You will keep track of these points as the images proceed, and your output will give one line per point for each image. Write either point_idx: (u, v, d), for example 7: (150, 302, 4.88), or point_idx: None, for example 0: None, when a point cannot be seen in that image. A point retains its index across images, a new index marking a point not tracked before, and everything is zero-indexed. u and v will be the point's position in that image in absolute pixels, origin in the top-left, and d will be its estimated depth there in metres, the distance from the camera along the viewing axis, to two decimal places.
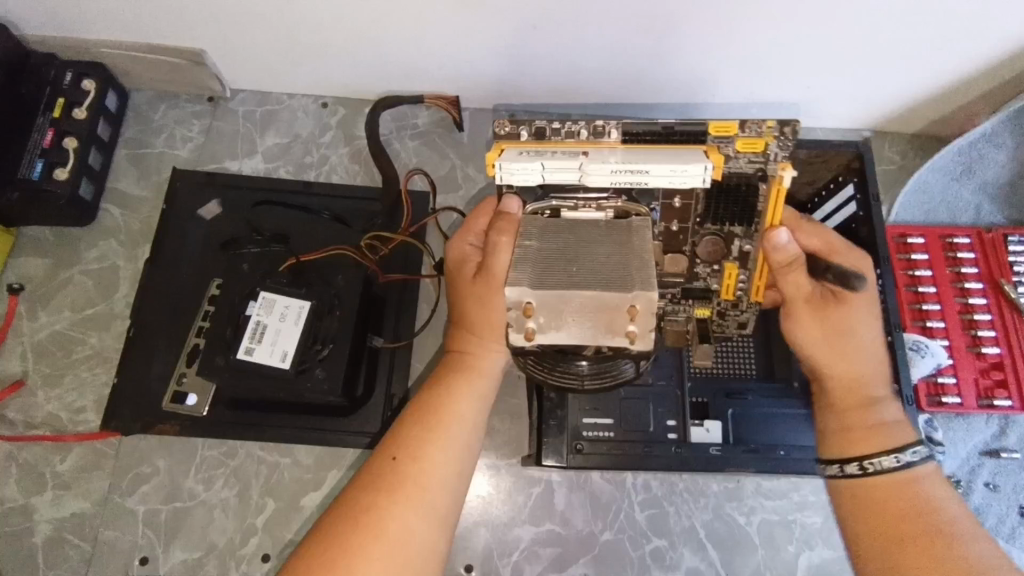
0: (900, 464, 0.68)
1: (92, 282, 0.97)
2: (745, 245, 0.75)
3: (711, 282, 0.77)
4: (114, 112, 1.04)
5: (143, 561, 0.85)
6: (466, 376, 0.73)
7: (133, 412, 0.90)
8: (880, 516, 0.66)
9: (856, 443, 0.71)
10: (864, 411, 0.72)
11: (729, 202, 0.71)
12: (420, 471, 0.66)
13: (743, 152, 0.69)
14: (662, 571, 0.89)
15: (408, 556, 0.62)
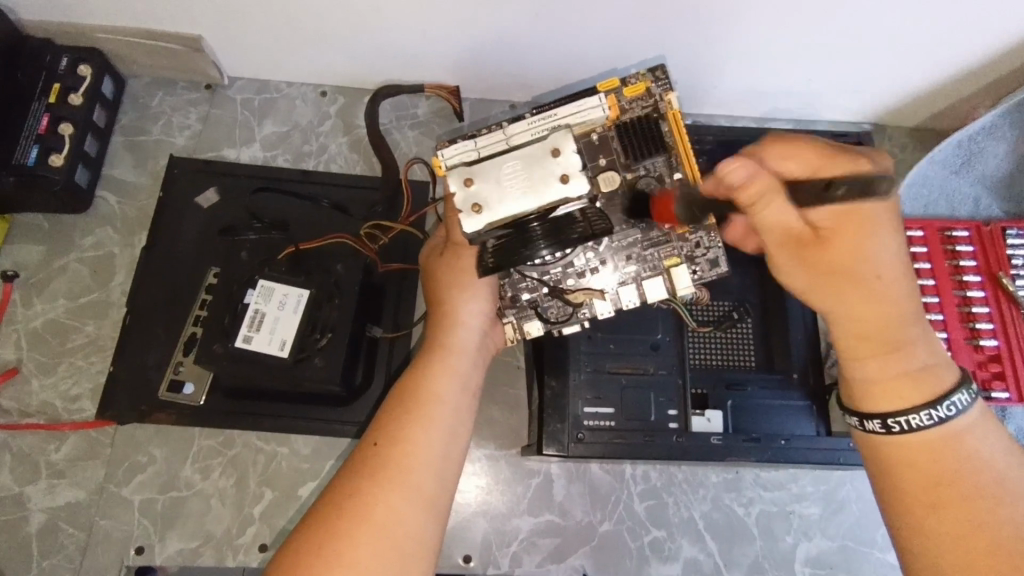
0: (936, 423, 0.59)
1: (88, 270, 0.96)
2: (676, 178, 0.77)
3: (666, 226, 0.77)
4: (111, 98, 1.02)
5: (139, 551, 0.84)
6: (445, 357, 0.74)
7: (128, 401, 0.89)
8: (921, 489, 0.58)
9: (884, 397, 0.61)
10: (886, 359, 0.62)
11: (644, 142, 0.75)
12: (404, 454, 0.66)
13: (631, 100, 0.77)
14: (661, 562, 0.90)
15: (395, 539, 0.61)
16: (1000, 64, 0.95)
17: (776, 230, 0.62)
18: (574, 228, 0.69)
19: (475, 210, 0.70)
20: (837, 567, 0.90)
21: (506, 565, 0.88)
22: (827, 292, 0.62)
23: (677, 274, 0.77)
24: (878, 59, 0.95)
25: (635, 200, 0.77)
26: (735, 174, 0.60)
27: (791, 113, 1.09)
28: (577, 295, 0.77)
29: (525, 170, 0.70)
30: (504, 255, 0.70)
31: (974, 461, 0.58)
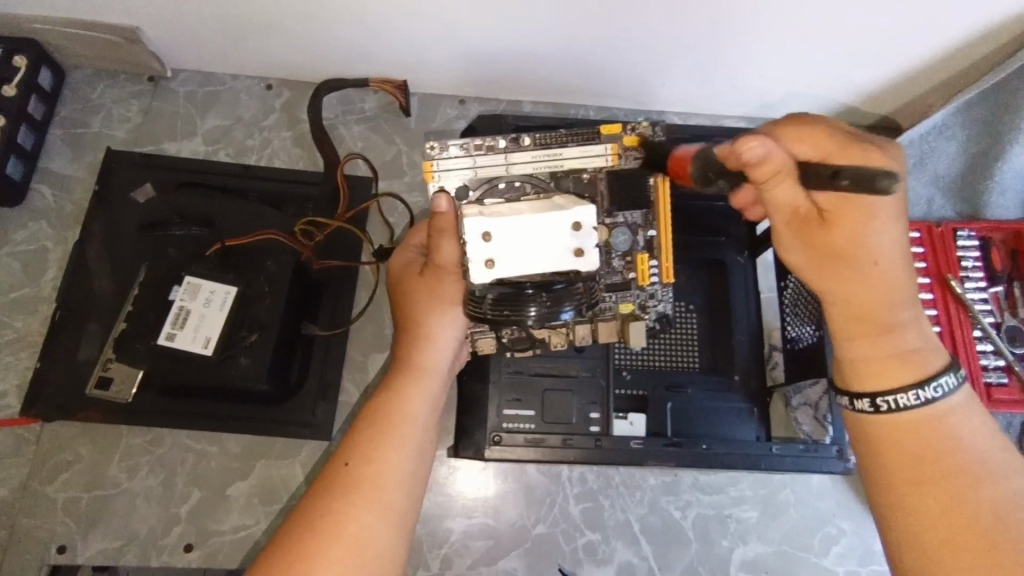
0: (921, 403, 0.53)
1: (20, 264, 0.95)
2: (649, 233, 0.72)
3: (628, 274, 0.72)
4: (50, 90, 1.01)
5: (61, 550, 0.83)
6: (419, 377, 0.69)
7: (54, 398, 0.88)
8: (909, 471, 0.52)
9: (874, 378, 0.55)
10: (875, 342, 0.55)
11: (629, 191, 0.71)
12: (375, 473, 0.61)
13: (629, 148, 0.70)
14: (595, 565, 0.88)
15: (371, 563, 0.57)
16: (951, 65, 0.92)
17: (780, 209, 0.55)
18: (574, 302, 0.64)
19: (487, 265, 0.62)
20: (774, 571, 0.88)
21: (436, 568, 0.87)
22: (825, 267, 0.55)
23: (637, 329, 0.72)
24: (828, 58, 0.92)
25: (608, 246, 0.71)
26: (757, 152, 0.51)
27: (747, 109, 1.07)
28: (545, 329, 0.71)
29: (538, 235, 0.63)
30: (498, 314, 0.63)
31: (961, 442, 0.52)
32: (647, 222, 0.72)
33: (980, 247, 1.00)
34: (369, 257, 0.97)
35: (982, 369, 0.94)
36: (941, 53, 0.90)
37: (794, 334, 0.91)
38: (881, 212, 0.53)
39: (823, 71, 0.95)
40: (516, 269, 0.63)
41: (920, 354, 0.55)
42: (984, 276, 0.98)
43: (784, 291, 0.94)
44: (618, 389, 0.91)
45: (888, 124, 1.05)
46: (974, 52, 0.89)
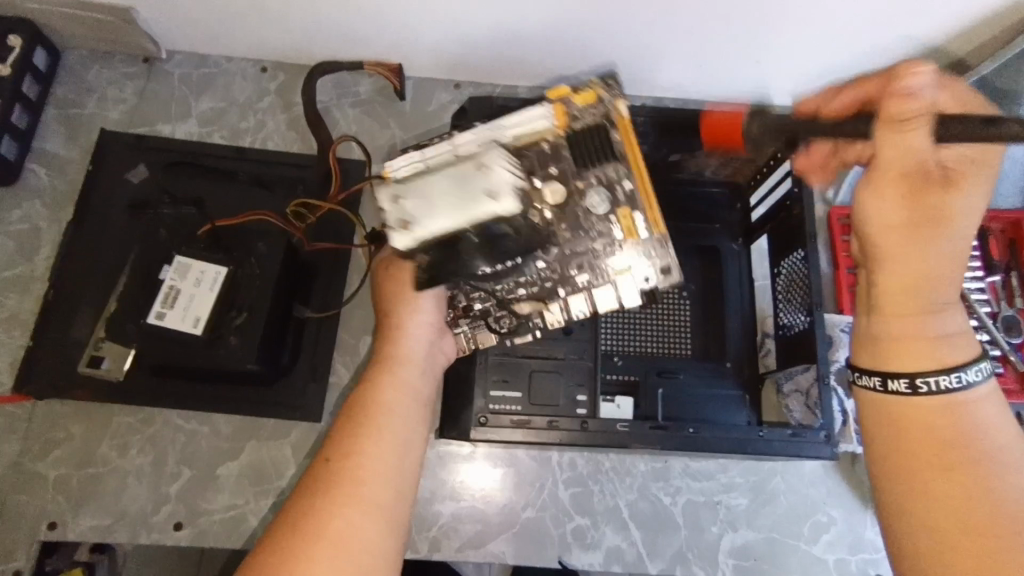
0: (958, 386, 0.51)
1: (13, 243, 0.95)
2: (628, 186, 0.68)
3: (615, 232, 0.69)
4: (44, 70, 1.00)
5: (51, 527, 0.84)
6: (396, 372, 0.69)
7: (46, 376, 0.88)
8: (935, 460, 0.50)
9: (906, 356, 0.53)
10: (920, 318, 0.54)
11: (592, 152, 0.66)
12: (355, 466, 0.60)
13: (583, 107, 0.66)
14: (583, 550, 0.88)
15: (354, 554, 0.55)
16: (954, 50, 0.90)
17: (898, 159, 0.53)
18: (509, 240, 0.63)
19: (403, 229, 0.60)
20: (762, 558, 0.88)
21: (424, 550, 0.87)
22: (916, 230, 0.54)
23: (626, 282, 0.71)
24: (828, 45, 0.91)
25: (588, 210, 0.68)
26: (921, 87, 0.53)
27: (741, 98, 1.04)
28: (524, 304, 0.74)
29: (447, 189, 0.60)
30: (436, 270, 0.65)
31: (987, 431, 0.51)
32: (625, 173, 0.67)
33: (978, 236, 0.99)
34: (361, 240, 0.97)
35: None
36: (942, 40, 0.88)
37: (786, 321, 0.91)
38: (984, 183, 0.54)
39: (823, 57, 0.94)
40: (431, 226, 0.60)
41: (951, 341, 0.53)
42: (981, 265, 0.97)
43: (776, 279, 0.95)
44: (610, 375, 0.91)
45: None
46: (977, 36, 0.88)
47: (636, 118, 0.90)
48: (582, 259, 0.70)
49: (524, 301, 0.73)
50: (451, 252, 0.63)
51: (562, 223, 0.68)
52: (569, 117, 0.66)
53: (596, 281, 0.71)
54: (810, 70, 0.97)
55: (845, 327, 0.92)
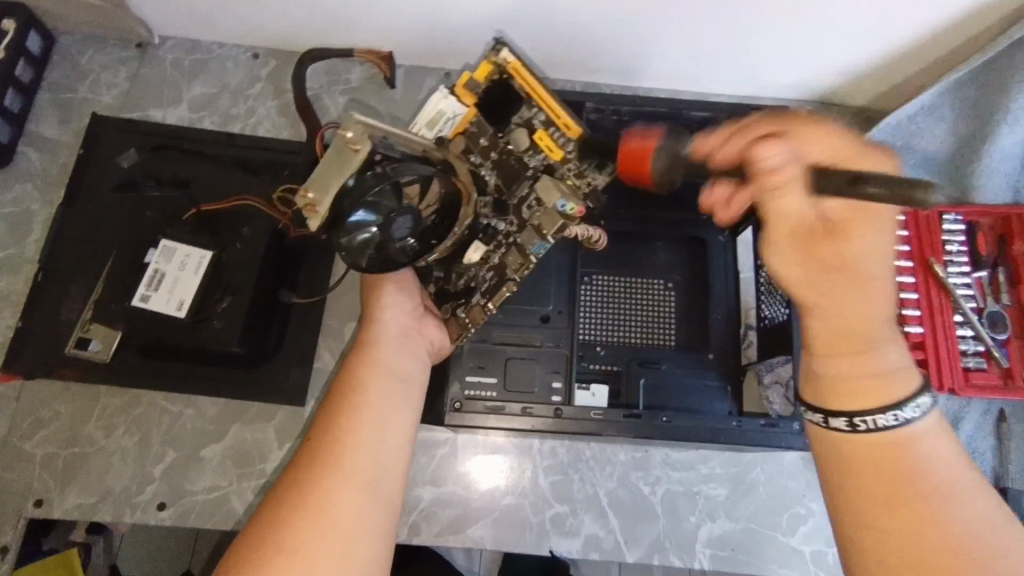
0: (896, 424, 0.52)
1: (6, 226, 0.97)
2: (540, 117, 0.72)
3: (544, 158, 0.73)
4: (38, 54, 1.01)
5: (38, 503, 0.86)
6: (373, 349, 0.68)
7: (35, 356, 0.90)
8: (883, 491, 0.51)
9: (845, 398, 0.53)
10: (852, 361, 0.54)
11: (503, 109, 0.75)
12: (333, 440, 0.59)
13: (480, 80, 0.72)
14: (562, 537, 0.89)
15: (333, 523, 0.54)
16: (946, 41, 0.89)
17: (784, 220, 0.53)
18: (417, 185, 0.64)
19: (312, 211, 0.61)
20: (739, 548, 0.89)
21: (404, 533, 0.88)
22: (826, 286, 0.53)
23: (546, 185, 0.72)
24: (820, 36, 0.90)
25: (516, 155, 0.74)
26: (769, 159, 0.52)
27: (731, 86, 1.03)
28: (474, 254, 0.76)
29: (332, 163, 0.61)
30: (358, 250, 0.63)
31: (932, 465, 0.51)
32: (536, 112, 0.73)
33: (966, 232, 0.98)
34: None
35: (961, 354, 0.94)
36: (934, 31, 0.87)
37: (769, 314, 0.90)
38: (880, 222, 0.52)
39: (814, 49, 0.93)
40: (331, 190, 0.60)
41: (888, 377, 0.53)
42: (968, 260, 0.97)
43: (760, 270, 0.93)
44: (592, 364, 0.90)
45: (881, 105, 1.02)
46: (970, 27, 0.86)
47: (622, 108, 0.89)
48: (521, 195, 0.74)
49: (473, 250, 0.76)
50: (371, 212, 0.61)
51: (497, 178, 0.76)
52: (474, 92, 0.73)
53: (538, 213, 0.73)
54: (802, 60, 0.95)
55: None
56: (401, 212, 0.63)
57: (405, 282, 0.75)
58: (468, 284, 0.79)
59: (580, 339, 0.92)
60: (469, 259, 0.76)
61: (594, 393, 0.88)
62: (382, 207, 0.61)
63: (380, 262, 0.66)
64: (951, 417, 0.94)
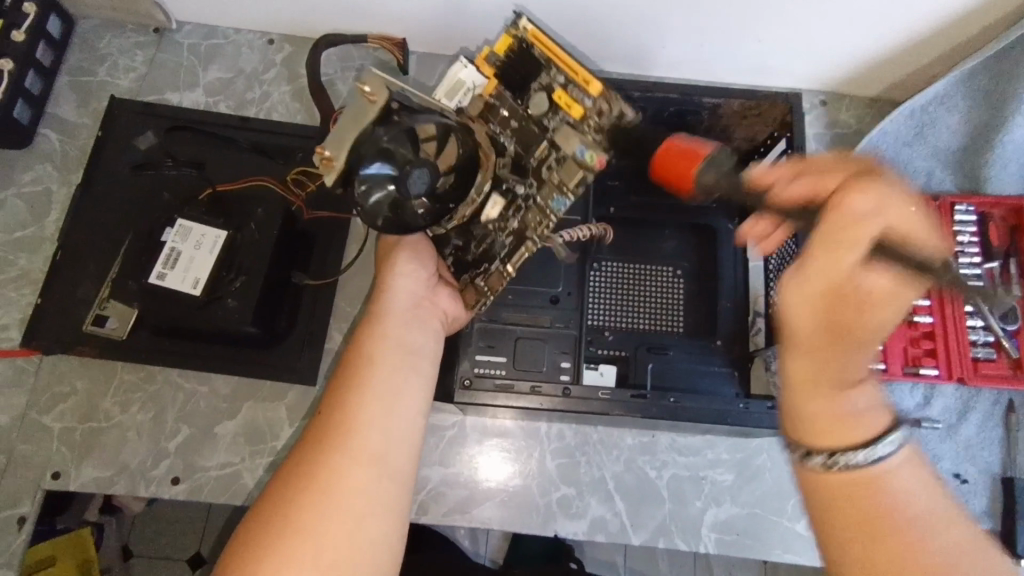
0: (871, 460, 0.49)
1: (26, 205, 0.98)
2: (557, 76, 0.72)
3: (563, 116, 0.72)
4: (58, 38, 1.03)
5: (55, 475, 0.88)
6: (384, 320, 0.67)
7: (54, 333, 0.91)
8: (862, 528, 0.48)
9: (823, 434, 0.51)
10: (830, 400, 0.52)
11: (523, 74, 0.74)
12: (341, 417, 0.59)
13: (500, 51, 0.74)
14: (568, 519, 0.90)
15: (341, 504, 0.55)
16: (962, 32, 0.88)
17: (824, 275, 0.50)
18: (433, 138, 0.62)
19: (326, 165, 0.59)
20: (744, 533, 0.89)
21: (412, 512, 0.89)
22: (817, 339, 0.52)
23: (567, 136, 0.71)
24: (837, 26, 0.88)
25: (533, 117, 0.73)
26: (861, 209, 0.49)
27: (745, 76, 1.00)
28: (494, 211, 0.72)
29: (351, 117, 0.61)
30: (380, 210, 0.61)
31: (910, 499, 0.49)
32: (554, 73, 0.72)
33: (978, 222, 0.97)
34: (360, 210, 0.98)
35: (970, 344, 0.94)
36: (950, 20, 0.86)
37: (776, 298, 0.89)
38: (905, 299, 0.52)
39: (829, 40, 0.92)
40: (346, 143, 0.59)
41: (867, 414, 0.52)
42: (979, 251, 0.96)
43: (768, 257, 0.93)
44: (600, 350, 0.91)
45: (895, 95, 1.01)
46: (986, 17, 0.86)
47: (634, 94, 0.89)
48: (540, 156, 0.72)
49: (490, 206, 0.72)
50: (388, 165, 0.59)
51: (514, 142, 0.73)
52: (494, 66, 0.74)
53: (557, 165, 0.71)
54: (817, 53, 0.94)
55: None
56: (418, 164, 0.59)
57: (420, 247, 0.73)
58: (486, 250, 0.75)
59: (590, 324, 0.92)
60: (485, 215, 0.72)
61: (602, 373, 0.89)
62: (399, 158, 0.59)
63: (397, 224, 0.63)
64: (960, 408, 0.94)
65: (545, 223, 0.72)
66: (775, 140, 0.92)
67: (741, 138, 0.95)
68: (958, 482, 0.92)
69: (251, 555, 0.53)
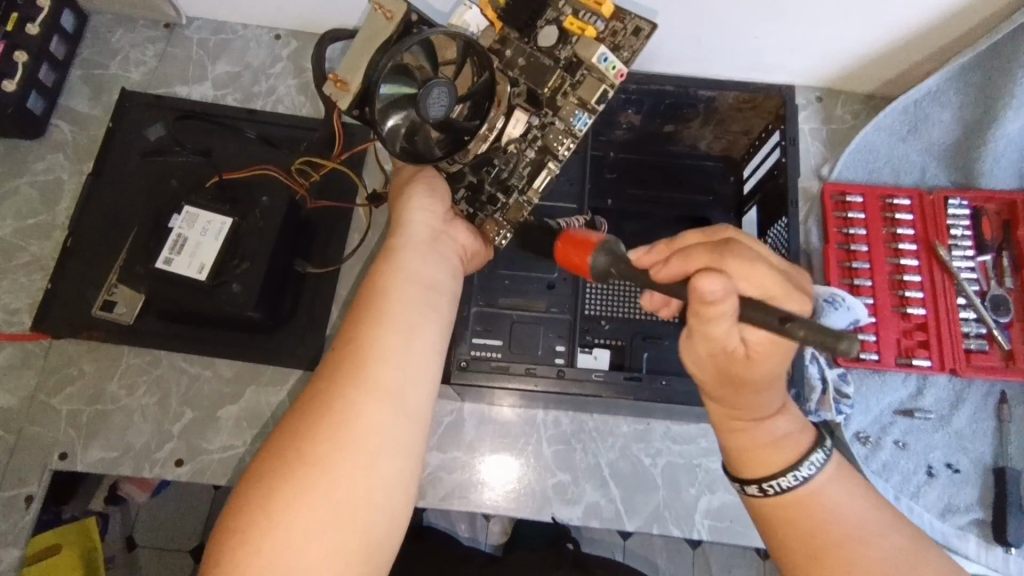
0: (798, 482, 0.56)
1: (38, 194, 1.01)
2: (563, 7, 0.76)
3: (575, 40, 0.75)
4: (71, 32, 1.05)
5: (62, 456, 0.90)
6: (402, 256, 0.67)
7: (63, 317, 0.94)
8: (802, 547, 0.54)
9: (754, 464, 0.57)
10: (749, 433, 0.58)
11: (529, 7, 0.76)
12: (358, 350, 0.58)
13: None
14: (563, 504, 0.91)
15: (358, 438, 0.54)
16: (952, 30, 0.90)
17: (712, 343, 0.53)
18: (452, 62, 0.69)
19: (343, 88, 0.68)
20: (737, 520, 0.90)
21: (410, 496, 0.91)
22: (725, 392, 0.57)
23: (587, 51, 0.74)
24: (833, 25, 0.90)
25: (545, 48, 0.76)
26: (712, 293, 0.49)
27: (740, 72, 1.00)
28: (515, 130, 0.77)
29: (369, 41, 0.69)
30: (401, 132, 0.68)
31: (841, 513, 0.54)
32: (561, 5, 0.76)
33: (971, 216, 0.98)
34: (362, 200, 1.00)
35: (963, 336, 0.95)
36: (943, 16, 0.87)
37: None
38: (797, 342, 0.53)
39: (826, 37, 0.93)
40: (361, 69, 0.68)
41: (787, 439, 0.57)
42: (972, 244, 0.98)
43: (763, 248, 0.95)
44: (596, 338, 0.91)
45: (890, 91, 1.03)
46: (975, 15, 0.87)
47: (630, 88, 0.91)
48: (554, 85, 0.76)
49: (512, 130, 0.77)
50: (407, 86, 0.67)
51: (525, 79, 0.77)
52: (498, 10, 0.76)
53: (576, 84, 0.76)
54: (814, 49, 0.95)
55: (830, 297, 0.89)
56: (437, 84, 0.66)
57: (436, 187, 0.74)
58: (502, 180, 0.78)
59: (586, 312, 0.91)
60: (507, 135, 0.77)
61: (596, 357, 0.89)
62: (418, 77, 0.67)
63: (412, 154, 0.70)
64: (952, 399, 0.95)
65: (564, 140, 0.77)
66: (769, 133, 0.93)
67: (737, 131, 0.97)
68: (950, 472, 0.93)
69: (265, 486, 0.52)
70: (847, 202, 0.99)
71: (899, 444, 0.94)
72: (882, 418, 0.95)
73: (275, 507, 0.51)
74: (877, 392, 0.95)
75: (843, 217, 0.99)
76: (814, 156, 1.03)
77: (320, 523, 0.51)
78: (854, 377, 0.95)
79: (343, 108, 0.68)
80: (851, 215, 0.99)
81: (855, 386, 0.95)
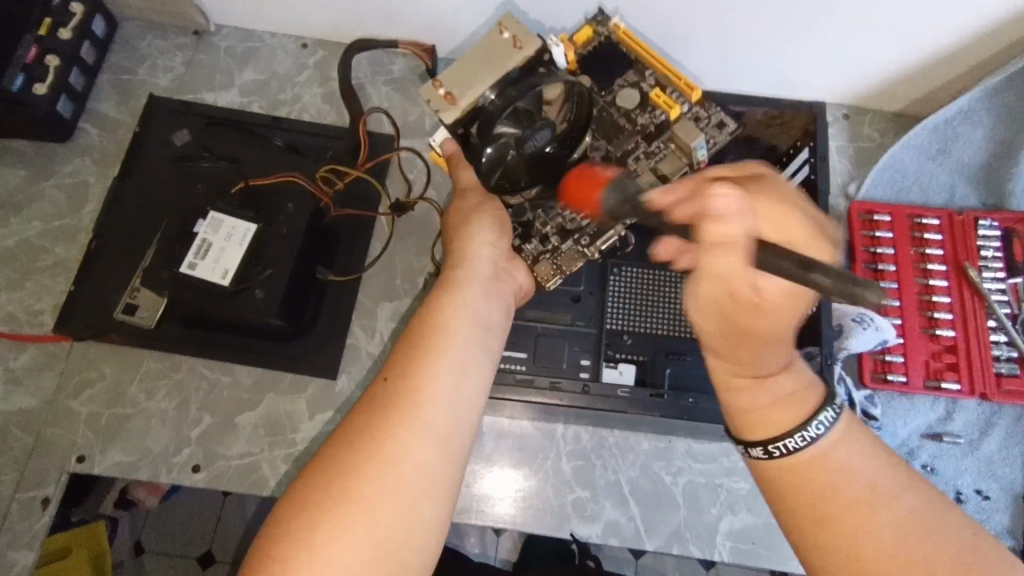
0: (806, 443, 0.53)
1: (64, 196, 1.02)
2: (648, 80, 0.79)
3: (660, 116, 0.78)
4: (102, 37, 1.06)
5: (80, 460, 0.90)
6: (460, 292, 0.68)
7: (85, 320, 0.94)
8: (806, 505, 0.52)
9: (763, 424, 0.55)
10: (749, 391, 0.57)
11: (607, 70, 0.79)
12: (411, 387, 0.59)
13: (582, 44, 0.78)
14: (582, 522, 0.90)
15: (401, 479, 0.54)
16: (982, 51, 0.88)
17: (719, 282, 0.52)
18: (554, 103, 0.71)
19: (449, 102, 0.67)
20: (759, 543, 0.88)
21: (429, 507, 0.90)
22: (730, 347, 0.56)
23: (682, 129, 0.76)
24: (861, 42, 0.89)
25: (626, 115, 0.79)
26: (720, 202, 0.49)
27: (766, 88, 0.99)
28: None
29: (487, 61, 0.68)
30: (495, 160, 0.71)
31: (851, 474, 0.51)
32: (646, 74, 0.79)
33: (1002, 237, 0.97)
34: (385, 209, 1.00)
35: (993, 360, 0.93)
36: (973, 36, 0.86)
37: None
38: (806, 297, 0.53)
39: (854, 56, 0.92)
40: (473, 88, 0.67)
41: (796, 396, 0.56)
42: (1003, 266, 0.96)
43: None
44: (619, 352, 0.88)
45: (918, 110, 1.00)
46: (1006, 36, 0.86)
47: None
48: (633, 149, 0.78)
49: None
50: (515, 127, 0.68)
51: (600, 135, 0.79)
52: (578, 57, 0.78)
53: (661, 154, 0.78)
54: (844, 66, 0.94)
55: (858, 317, 0.89)
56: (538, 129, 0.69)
57: (502, 221, 0.77)
58: (568, 227, 0.80)
59: (608, 327, 0.88)
60: None
61: (620, 372, 0.87)
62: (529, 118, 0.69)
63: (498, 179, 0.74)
64: (983, 424, 0.93)
65: None
66: (796, 150, 0.93)
67: (764, 148, 0.96)
68: (980, 499, 0.91)
69: (308, 517, 0.52)
70: (874, 221, 0.98)
71: (926, 468, 0.92)
72: (909, 441, 0.93)
73: (316, 539, 0.51)
74: (905, 414, 0.93)
75: (870, 235, 0.98)
76: (841, 173, 1.01)
77: (359, 564, 0.51)
78: (881, 399, 0.94)
79: (447, 122, 0.67)
80: (878, 234, 0.98)
81: (882, 408, 0.93)
